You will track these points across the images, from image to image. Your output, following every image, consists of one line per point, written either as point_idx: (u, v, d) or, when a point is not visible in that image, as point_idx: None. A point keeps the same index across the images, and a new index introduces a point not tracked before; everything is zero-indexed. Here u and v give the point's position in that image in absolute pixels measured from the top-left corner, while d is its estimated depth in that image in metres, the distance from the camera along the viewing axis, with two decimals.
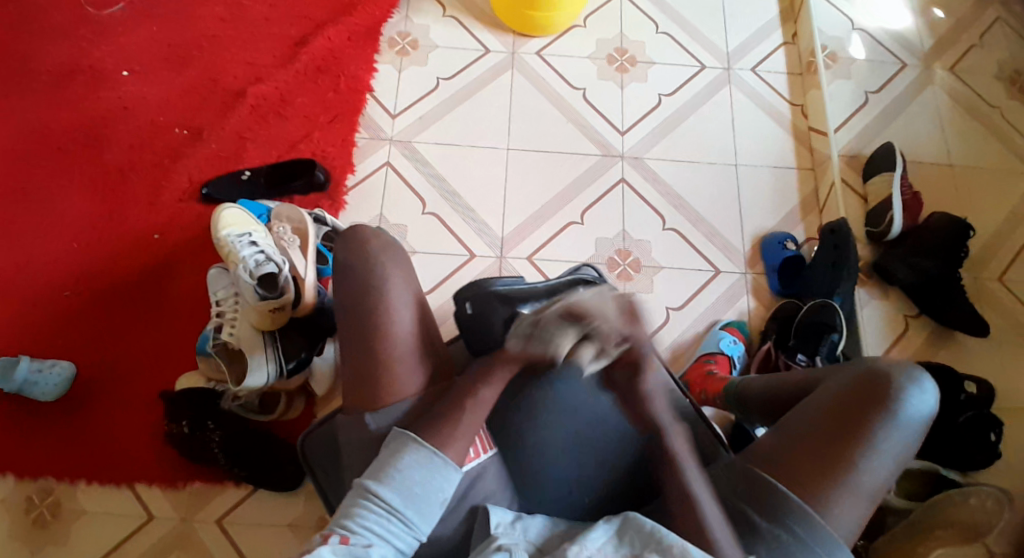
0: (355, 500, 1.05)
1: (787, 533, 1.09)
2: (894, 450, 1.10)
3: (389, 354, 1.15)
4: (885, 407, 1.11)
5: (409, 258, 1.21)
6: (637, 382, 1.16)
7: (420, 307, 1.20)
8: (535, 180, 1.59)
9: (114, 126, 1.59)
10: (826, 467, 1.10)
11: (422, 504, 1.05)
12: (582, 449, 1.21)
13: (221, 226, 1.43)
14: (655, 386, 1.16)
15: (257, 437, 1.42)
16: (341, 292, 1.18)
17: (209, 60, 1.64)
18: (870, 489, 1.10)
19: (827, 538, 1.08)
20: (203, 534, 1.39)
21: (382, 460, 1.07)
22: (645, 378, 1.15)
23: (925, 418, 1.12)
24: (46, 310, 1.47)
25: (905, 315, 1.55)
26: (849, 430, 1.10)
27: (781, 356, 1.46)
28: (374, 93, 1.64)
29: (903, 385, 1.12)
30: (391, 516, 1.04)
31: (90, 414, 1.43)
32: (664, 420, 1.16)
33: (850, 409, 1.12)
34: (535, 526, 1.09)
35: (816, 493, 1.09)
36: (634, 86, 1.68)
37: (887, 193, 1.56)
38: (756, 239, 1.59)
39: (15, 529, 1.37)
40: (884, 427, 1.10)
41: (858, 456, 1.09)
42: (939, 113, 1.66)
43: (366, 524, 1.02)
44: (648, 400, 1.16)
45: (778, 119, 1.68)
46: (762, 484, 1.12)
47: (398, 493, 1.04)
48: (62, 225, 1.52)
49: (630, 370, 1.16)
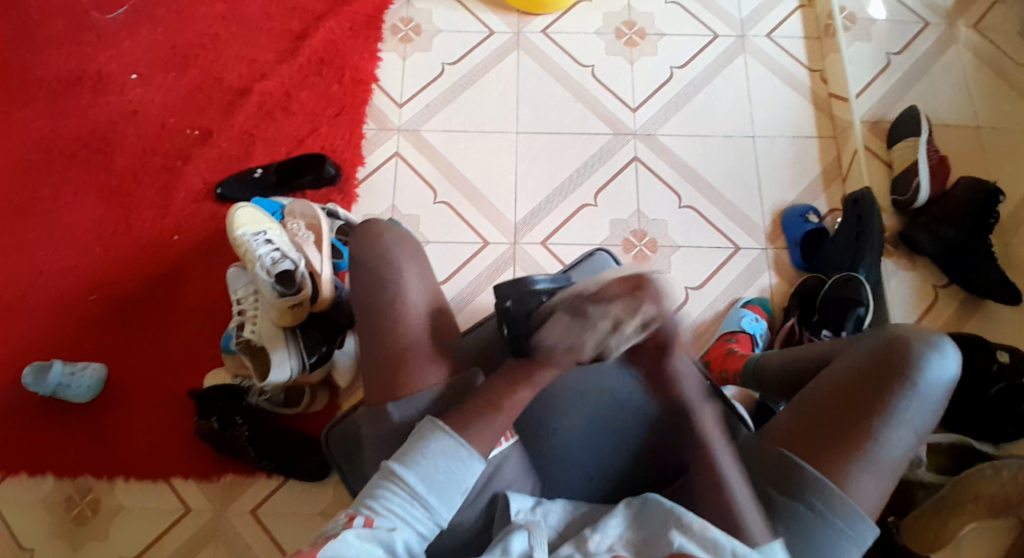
0: (379, 481, 1.00)
1: (805, 508, 1.02)
2: (915, 419, 1.04)
3: (404, 345, 1.12)
4: (902, 375, 1.05)
5: (423, 251, 1.19)
6: (665, 362, 1.10)
7: (435, 299, 1.17)
8: (545, 163, 1.58)
9: (128, 131, 1.62)
10: (842, 438, 1.03)
11: (448, 491, 1.00)
12: (599, 434, 1.16)
13: (235, 226, 1.44)
14: (683, 367, 1.10)
15: (278, 430, 1.44)
16: (356, 286, 1.16)
17: (215, 59, 1.66)
18: (892, 460, 1.03)
19: (847, 511, 1.01)
20: (238, 524, 1.42)
21: (407, 445, 1.02)
22: (672, 359, 1.10)
23: (947, 386, 1.06)
24: (74, 314, 1.51)
25: (934, 286, 1.50)
26: (866, 400, 1.04)
27: (805, 333, 1.43)
28: (379, 83, 1.65)
29: (923, 352, 1.06)
30: (415, 502, 0.98)
31: (122, 413, 1.46)
32: (691, 396, 1.10)
33: (865, 378, 1.06)
34: (556, 511, 1.05)
35: (834, 465, 1.03)
36: (642, 60, 1.66)
37: (912, 159, 1.51)
38: (776, 214, 1.55)
39: (58, 525, 1.41)
40: (902, 395, 1.04)
41: (877, 425, 1.03)
42: (964, 72, 1.61)
43: (389, 508, 0.98)
44: (676, 381, 1.10)
45: (793, 86, 1.64)
46: (778, 459, 1.05)
47: (422, 479, 0.99)
48: (84, 231, 1.56)
49: (658, 351, 1.09)
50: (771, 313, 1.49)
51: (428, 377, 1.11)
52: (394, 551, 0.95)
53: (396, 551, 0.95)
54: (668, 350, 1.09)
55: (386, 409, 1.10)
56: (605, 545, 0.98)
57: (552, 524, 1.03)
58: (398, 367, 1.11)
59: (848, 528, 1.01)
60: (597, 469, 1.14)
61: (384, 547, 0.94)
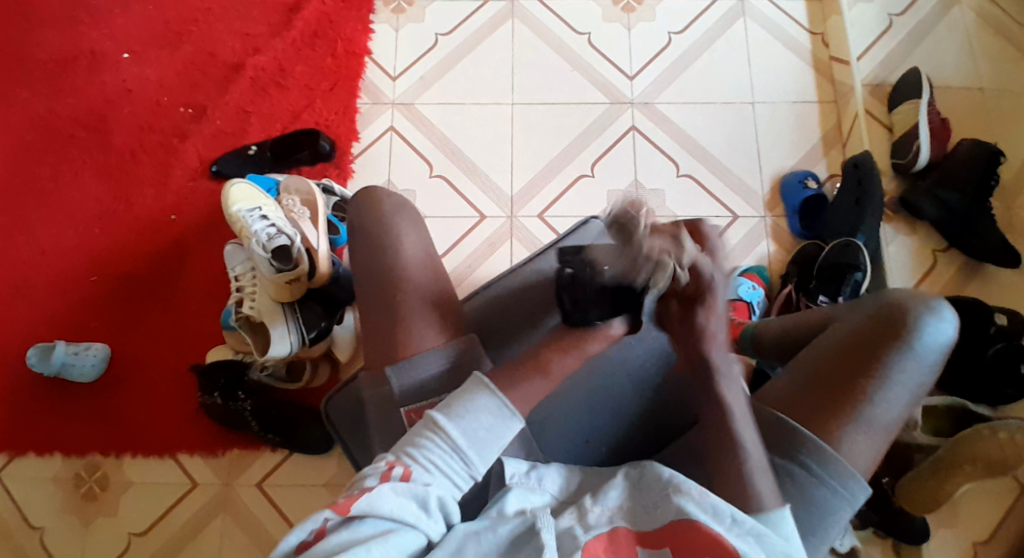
0: (421, 431, 0.97)
1: (801, 470, 1.02)
2: (911, 382, 1.04)
3: (405, 315, 1.12)
4: (899, 337, 1.05)
5: (421, 220, 1.20)
6: (692, 318, 0.98)
7: (436, 267, 1.18)
8: (543, 133, 1.57)
9: (121, 109, 1.61)
10: (837, 400, 1.04)
11: (488, 447, 0.97)
12: (598, 397, 1.17)
13: (231, 202, 1.43)
14: (716, 323, 0.98)
15: (279, 403, 1.46)
16: (359, 256, 1.18)
17: (206, 34, 1.65)
18: (887, 421, 1.03)
19: (842, 472, 1.02)
20: (245, 496, 1.44)
21: (451, 396, 0.99)
22: (701, 315, 0.97)
23: (943, 348, 1.06)
24: (75, 294, 1.52)
25: (933, 250, 1.49)
26: (861, 363, 1.05)
27: (801, 299, 1.41)
28: (373, 55, 1.64)
29: (920, 316, 1.06)
30: (454, 455, 0.96)
31: (126, 391, 1.48)
32: (720, 364, 1.00)
33: (860, 342, 1.06)
34: (551, 476, 1.03)
35: (829, 427, 1.03)
36: (641, 26, 1.63)
37: (914, 122, 1.49)
38: (775, 181, 1.54)
39: (69, 502, 1.44)
40: (898, 357, 1.04)
41: (873, 388, 1.03)
42: (967, 31, 1.58)
43: (428, 459, 0.96)
44: (704, 339, 0.98)
45: (794, 50, 1.61)
46: (773, 420, 1.05)
47: (465, 433, 0.97)
48: (84, 212, 1.56)
49: (683, 305, 0.97)
50: (769, 281, 1.48)
51: (428, 342, 1.11)
52: (429, 507, 0.92)
53: (429, 507, 0.92)
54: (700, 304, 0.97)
55: (386, 376, 1.10)
56: (606, 516, 0.97)
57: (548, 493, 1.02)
58: (403, 337, 1.11)
59: (842, 488, 1.02)
60: (594, 434, 1.15)
61: (418, 503, 0.92)
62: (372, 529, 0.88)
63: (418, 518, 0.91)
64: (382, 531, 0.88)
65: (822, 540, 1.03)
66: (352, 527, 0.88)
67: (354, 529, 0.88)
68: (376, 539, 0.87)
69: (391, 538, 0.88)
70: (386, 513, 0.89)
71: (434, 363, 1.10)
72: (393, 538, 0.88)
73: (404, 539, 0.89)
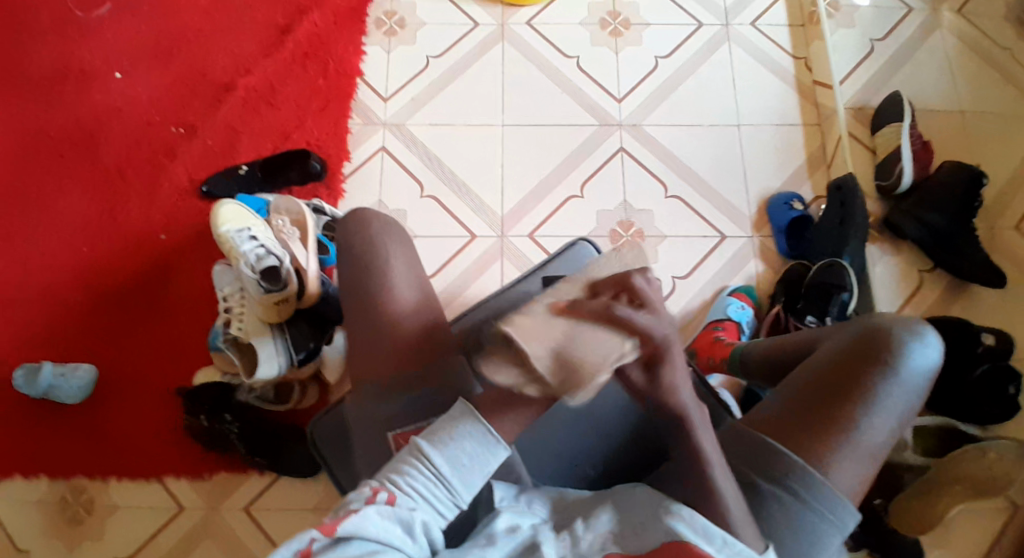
0: (406, 457, 0.97)
1: (788, 494, 1.02)
2: (897, 406, 1.06)
3: (398, 335, 1.13)
4: (886, 363, 1.07)
5: (411, 239, 1.21)
6: (656, 377, 0.90)
7: (424, 289, 1.18)
8: (533, 154, 1.58)
9: (111, 128, 1.61)
10: (828, 423, 1.04)
11: (472, 476, 0.97)
12: (590, 421, 1.16)
13: (219, 223, 1.43)
14: (679, 373, 0.91)
15: (265, 427, 1.44)
16: (347, 278, 1.17)
17: (197, 55, 1.65)
18: (874, 446, 1.04)
19: (830, 497, 1.02)
20: (231, 521, 1.42)
21: (437, 424, 0.99)
22: (663, 371, 0.90)
23: (928, 373, 1.08)
24: (61, 314, 1.50)
25: (919, 270, 1.51)
26: (851, 387, 1.06)
27: (790, 320, 1.43)
28: (364, 77, 1.65)
29: (903, 341, 1.08)
30: (438, 483, 0.96)
31: (112, 412, 1.46)
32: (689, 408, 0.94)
33: (847, 366, 1.08)
34: (541, 501, 1.04)
35: (820, 451, 1.03)
36: (629, 50, 1.66)
37: (896, 143, 1.52)
38: (762, 202, 1.56)
39: (52, 526, 1.41)
40: (885, 382, 1.06)
41: (861, 411, 1.04)
42: (948, 57, 1.62)
43: (412, 486, 0.95)
44: (671, 392, 0.92)
45: (779, 73, 1.64)
46: (762, 445, 1.05)
47: (449, 461, 0.97)
48: (71, 231, 1.55)
49: (645, 368, 0.90)
50: (757, 300, 1.50)
51: (413, 363, 1.12)
52: (413, 532, 0.93)
53: (414, 531, 0.93)
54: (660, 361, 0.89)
55: (378, 399, 1.11)
56: (598, 544, 0.97)
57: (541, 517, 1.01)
58: (397, 354, 1.12)
59: (830, 513, 1.02)
60: (583, 457, 1.15)
61: (403, 526, 0.92)
62: (358, 551, 0.88)
63: (404, 542, 0.91)
64: (368, 552, 0.88)
65: None
66: (338, 549, 0.87)
67: (340, 549, 0.87)
68: None
69: None
70: (372, 535, 0.89)
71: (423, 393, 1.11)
72: None
73: None
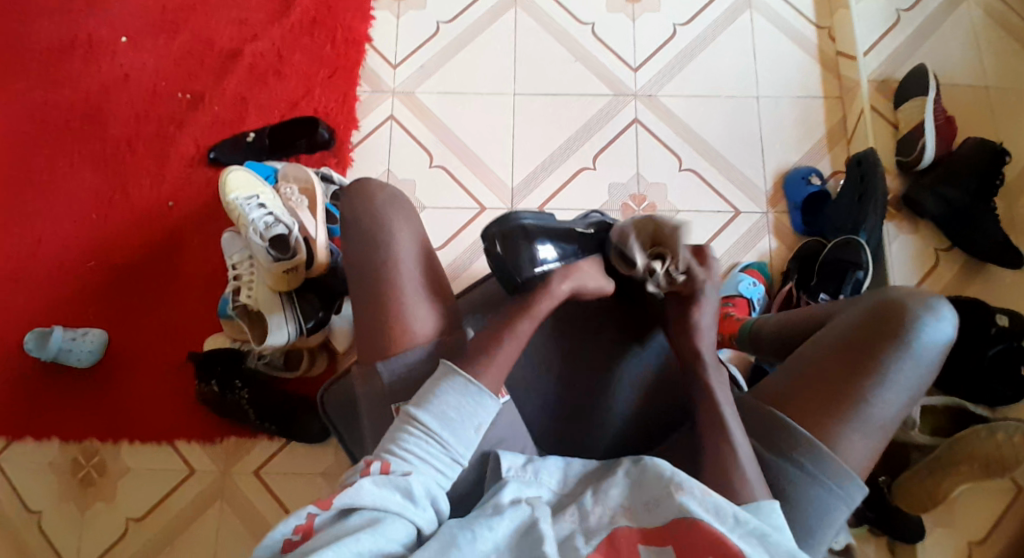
0: (398, 426, 0.98)
1: (794, 467, 1.02)
2: (909, 381, 1.02)
3: (396, 313, 1.10)
4: (897, 336, 1.03)
5: (414, 211, 1.18)
6: (687, 317, 1.10)
7: (428, 261, 1.15)
8: (543, 124, 1.56)
9: (120, 95, 1.61)
10: (836, 399, 1.02)
11: (462, 428, 0.98)
12: (596, 392, 1.15)
13: (228, 191, 1.42)
14: (705, 320, 1.10)
15: (277, 393, 1.45)
16: (351, 251, 1.15)
17: (205, 20, 1.64)
18: (884, 421, 1.02)
19: (837, 471, 1.01)
20: (242, 484, 1.44)
21: (423, 387, 1.00)
22: (695, 312, 1.10)
23: (941, 348, 1.04)
24: (73, 281, 1.52)
25: (935, 249, 1.48)
26: (860, 360, 1.03)
27: (802, 297, 1.41)
28: (373, 43, 1.62)
29: (919, 314, 1.04)
30: (431, 441, 0.97)
31: (123, 378, 1.48)
32: (708, 359, 1.09)
33: (859, 338, 1.04)
34: (550, 470, 1.03)
35: (826, 427, 1.01)
36: (645, 17, 1.62)
37: (919, 119, 1.47)
38: (778, 176, 1.53)
39: (65, 490, 1.44)
40: (896, 357, 1.02)
41: (870, 386, 1.02)
42: (974, 28, 1.56)
43: (406, 450, 0.96)
44: (696, 335, 1.09)
45: (799, 44, 1.60)
46: (769, 419, 1.04)
47: (438, 418, 0.98)
48: (81, 200, 1.55)
49: (681, 304, 1.11)
50: (769, 278, 1.48)
51: (420, 335, 1.10)
52: (413, 495, 0.93)
53: (414, 496, 0.93)
54: (693, 302, 1.10)
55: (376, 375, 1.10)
56: (607, 518, 0.97)
57: (551, 488, 1.02)
58: (398, 331, 1.10)
59: (838, 488, 1.01)
60: (592, 426, 1.14)
61: (401, 493, 0.93)
62: (361, 521, 0.89)
63: (404, 507, 0.92)
64: (369, 522, 0.89)
65: (818, 540, 1.03)
66: (341, 522, 0.89)
67: (342, 523, 0.89)
68: (364, 530, 0.88)
69: (380, 527, 0.89)
70: (369, 504, 0.90)
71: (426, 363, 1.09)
72: (380, 527, 0.89)
73: (393, 528, 0.90)
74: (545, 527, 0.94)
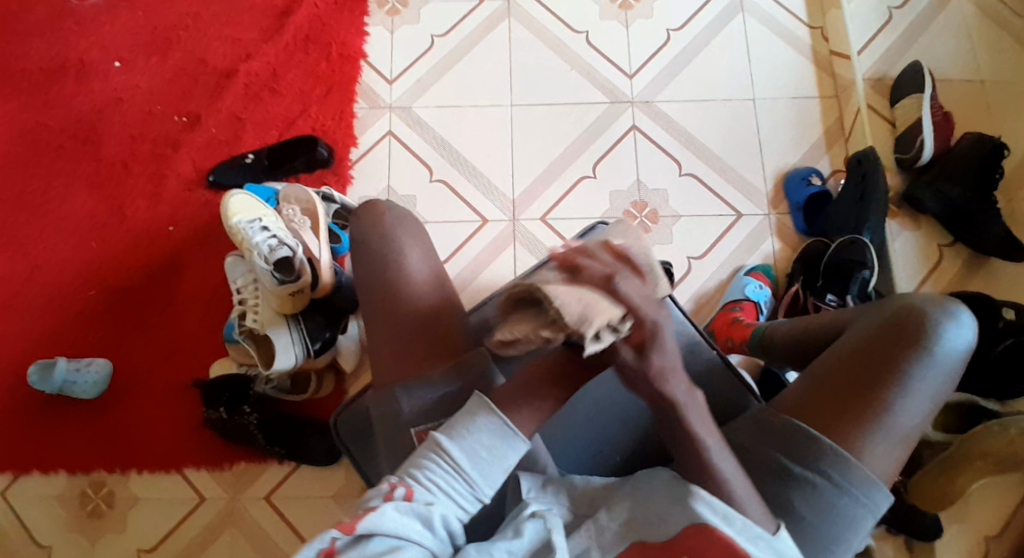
0: (424, 452, 0.97)
1: (820, 478, 1.01)
2: (930, 388, 1.02)
3: (410, 337, 1.10)
4: (916, 345, 1.03)
5: (424, 229, 1.17)
6: (647, 361, 0.91)
7: (440, 281, 1.15)
8: (542, 134, 1.55)
9: (114, 119, 1.59)
10: (859, 407, 1.01)
11: (489, 467, 0.97)
12: (608, 410, 1.15)
13: (231, 214, 1.40)
14: (671, 363, 0.92)
15: (288, 417, 1.44)
16: (360, 269, 1.15)
17: (197, 41, 1.63)
18: (907, 429, 1.01)
19: (864, 480, 1.00)
20: (252, 510, 1.42)
21: (453, 419, 0.99)
22: (656, 355, 0.90)
23: (961, 355, 1.04)
24: (72, 309, 1.50)
25: (939, 244, 1.48)
26: (881, 368, 1.02)
27: (809, 298, 1.41)
28: (368, 59, 1.62)
29: (938, 321, 1.04)
30: (457, 475, 0.96)
31: (127, 406, 1.46)
32: (680, 397, 0.93)
33: (879, 346, 1.04)
34: (564, 489, 1.01)
35: (849, 432, 1.01)
36: (639, 23, 1.62)
37: (915, 117, 1.48)
38: (778, 176, 1.53)
39: (73, 519, 1.42)
40: (917, 365, 1.02)
41: (893, 394, 1.01)
42: (967, 24, 1.57)
43: (431, 480, 0.95)
44: (662, 379, 0.92)
45: (794, 43, 1.60)
46: (792, 431, 1.03)
47: (466, 453, 0.97)
48: (78, 227, 1.54)
49: (638, 348, 0.91)
50: (774, 280, 1.47)
51: (437, 360, 1.09)
52: (432, 525, 0.92)
53: (433, 525, 0.92)
54: (652, 346, 0.90)
55: (393, 398, 1.08)
56: (622, 532, 0.96)
57: (563, 503, 0.99)
58: (414, 353, 1.09)
59: (863, 495, 1.00)
60: (605, 446, 1.14)
61: (421, 521, 0.92)
62: (380, 547, 0.89)
63: (423, 536, 0.91)
64: (389, 549, 0.89)
65: (842, 549, 1.02)
66: (360, 546, 0.88)
67: (362, 546, 0.88)
68: None
69: (399, 555, 0.88)
70: (391, 531, 0.90)
71: (442, 382, 1.07)
72: (400, 554, 0.89)
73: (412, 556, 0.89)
74: (558, 542, 0.93)
